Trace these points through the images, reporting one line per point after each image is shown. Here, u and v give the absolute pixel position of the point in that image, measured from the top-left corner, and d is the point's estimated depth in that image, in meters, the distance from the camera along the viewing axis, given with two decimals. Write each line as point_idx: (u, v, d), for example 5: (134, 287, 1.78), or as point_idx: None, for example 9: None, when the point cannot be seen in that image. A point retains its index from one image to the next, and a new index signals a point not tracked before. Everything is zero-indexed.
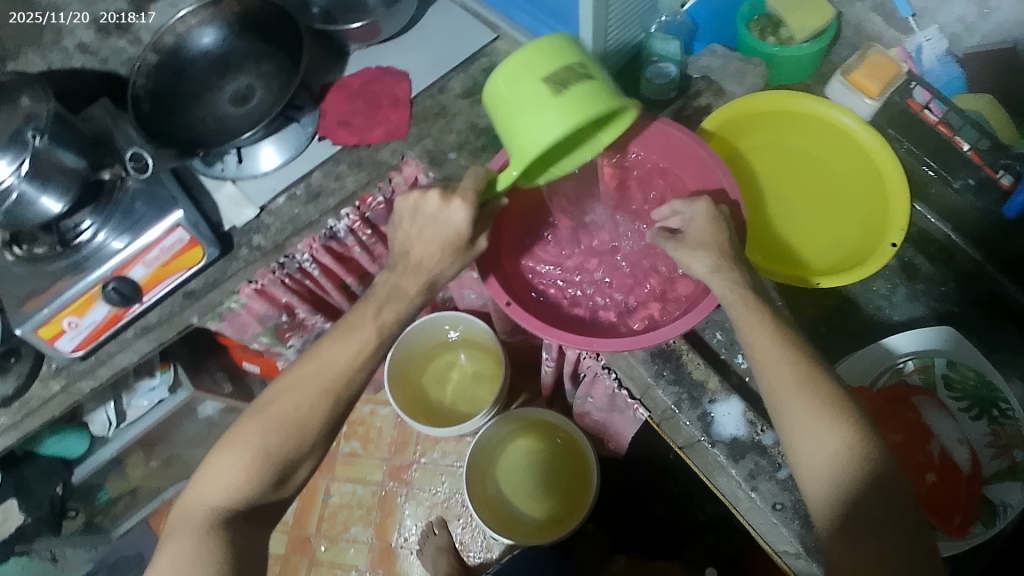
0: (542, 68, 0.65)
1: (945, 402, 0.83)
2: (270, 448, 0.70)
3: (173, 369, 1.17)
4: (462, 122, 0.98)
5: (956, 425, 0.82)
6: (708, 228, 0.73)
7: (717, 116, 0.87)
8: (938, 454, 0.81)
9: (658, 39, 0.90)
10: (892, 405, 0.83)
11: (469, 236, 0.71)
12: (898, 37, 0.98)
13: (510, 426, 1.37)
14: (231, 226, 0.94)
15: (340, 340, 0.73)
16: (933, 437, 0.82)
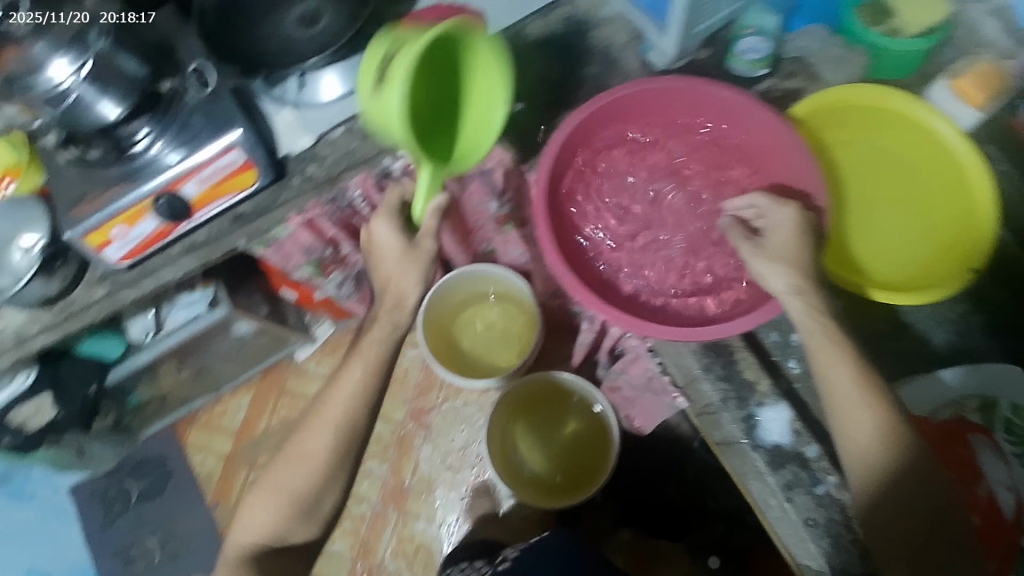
0: (370, 77, 0.76)
1: (1000, 443, 0.88)
2: (291, 486, 0.88)
3: (214, 286, 1.17)
4: (534, 72, 0.93)
5: (1007, 470, 0.87)
6: (793, 244, 0.71)
7: (809, 103, 0.82)
8: (985, 495, 0.86)
9: (755, 12, 0.84)
10: (945, 440, 0.88)
11: (408, 250, 0.84)
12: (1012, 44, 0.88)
13: (535, 387, 1.34)
14: (286, 153, 0.92)
15: (338, 385, 0.88)
16: (983, 479, 0.87)
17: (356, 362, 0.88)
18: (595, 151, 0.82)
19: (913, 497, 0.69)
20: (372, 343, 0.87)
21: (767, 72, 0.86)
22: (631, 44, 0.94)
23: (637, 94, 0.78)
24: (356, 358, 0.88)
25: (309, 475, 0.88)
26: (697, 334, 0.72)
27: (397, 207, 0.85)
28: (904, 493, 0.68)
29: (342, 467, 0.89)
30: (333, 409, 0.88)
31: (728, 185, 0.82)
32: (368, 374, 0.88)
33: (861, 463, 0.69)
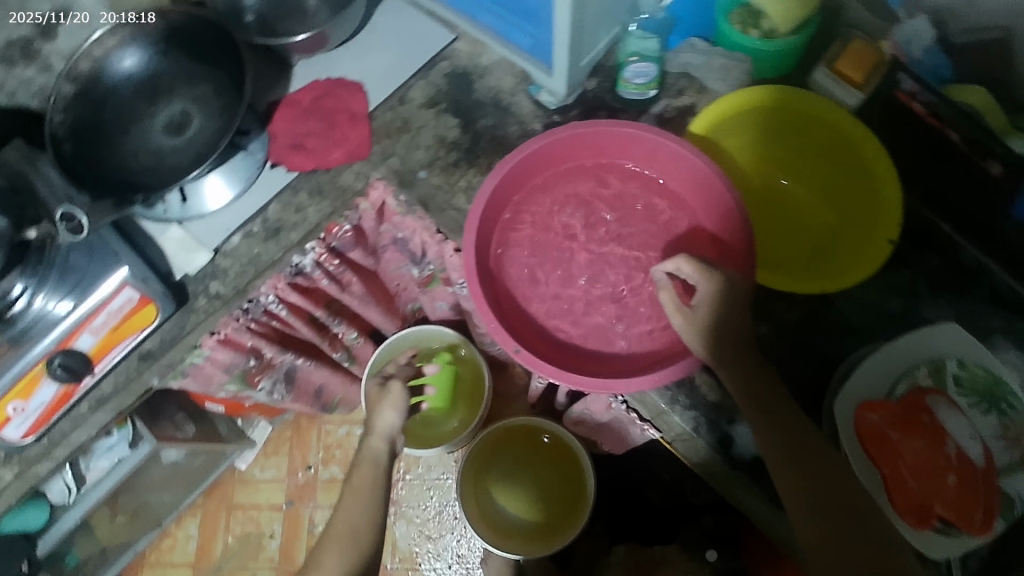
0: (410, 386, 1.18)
1: (957, 399, 0.74)
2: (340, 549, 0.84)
3: (131, 424, 1.09)
4: (430, 135, 0.90)
5: (968, 421, 0.73)
6: (726, 307, 0.70)
7: (703, 119, 0.84)
8: (957, 455, 0.72)
9: (635, 38, 0.86)
10: (904, 414, 0.73)
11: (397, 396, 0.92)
12: (880, 26, 0.89)
13: (495, 438, 1.28)
14: (183, 275, 0.85)
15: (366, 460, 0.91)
16: (948, 436, 0.72)
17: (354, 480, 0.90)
18: (513, 211, 0.80)
19: (817, 473, 0.67)
20: (364, 463, 0.90)
21: (658, 93, 0.87)
22: (520, 87, 0.92)
23: (542, 148, 0.77)
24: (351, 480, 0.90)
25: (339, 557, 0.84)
26: (660, 380, 0.70)
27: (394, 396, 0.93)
28: (793, 468, 0.67)
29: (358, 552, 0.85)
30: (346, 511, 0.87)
31: (652, 221, 0.80)
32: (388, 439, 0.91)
33: (768, 450, 0.69)
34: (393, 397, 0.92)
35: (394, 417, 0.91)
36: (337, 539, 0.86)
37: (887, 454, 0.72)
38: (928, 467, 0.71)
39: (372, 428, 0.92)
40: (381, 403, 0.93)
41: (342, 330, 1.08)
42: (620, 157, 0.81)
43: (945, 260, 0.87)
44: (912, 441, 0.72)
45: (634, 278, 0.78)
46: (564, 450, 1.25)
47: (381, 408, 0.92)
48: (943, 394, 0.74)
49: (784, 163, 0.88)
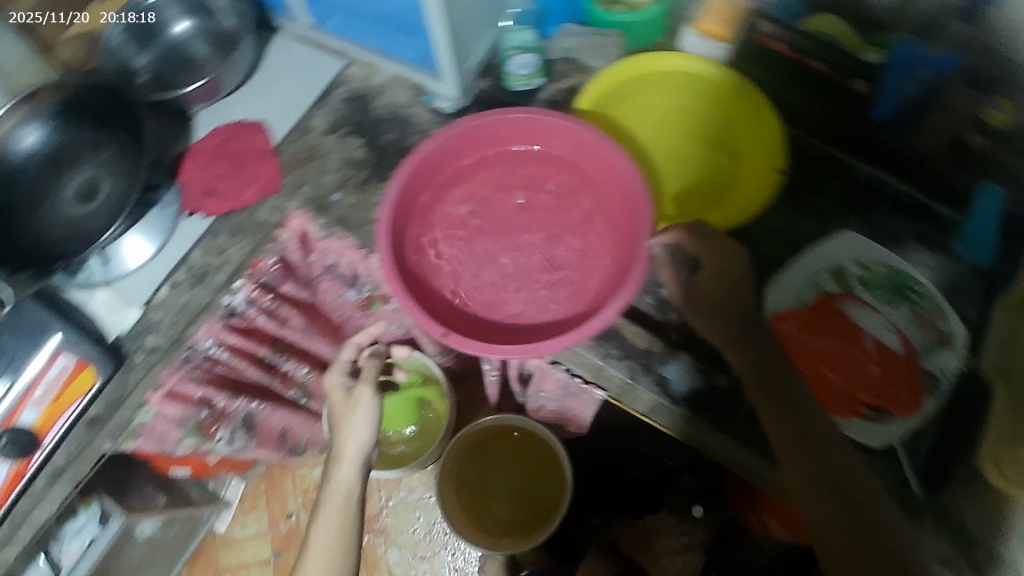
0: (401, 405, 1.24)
1: (866, 298, 0.82)
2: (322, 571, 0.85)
3: (99, 501, 1.10)
4: (337, 158, 0.92)
5: (880, 315, 0.81)
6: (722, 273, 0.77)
7: (588, 95, 0.89)
8: (874, 345, 0.80)
9: (511, 34, 0.91)
10: (819, 319, 0.82)
11: (368, 410, 0.97)
12: None
13: (467, 444, 1.30)
14: (117, 335, 0.85)
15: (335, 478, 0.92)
16: (863, 332, 0.81)
17: (327, 505, 0.90)
18: (423, 211, 0.81)
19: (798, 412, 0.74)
20: (336, 488, 0.91)
21: (545, 80, 0.92)
22: (417, 99, 0.96)
23: (439, 145, 0.79)
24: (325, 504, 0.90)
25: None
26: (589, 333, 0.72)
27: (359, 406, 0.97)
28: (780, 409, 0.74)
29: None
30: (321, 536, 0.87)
31: (560, 195, 0.81)
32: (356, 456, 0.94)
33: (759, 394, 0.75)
34: (360, 410, 0.96)
35: (365, 433, 0.95)
36: (316, 569, 0.85)
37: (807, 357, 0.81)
38: (847, 360, 0.80)
39: (341, 452, 0.94)
40: (347, 420, 0.96)
41: (292, 367, 1.09)
42: (511, 140, 0.82)
43: (843, 180, 0.95)
44: (827, 341, 0.81)
45: (552, 252, 0.79)
46: (536, 443, 1.28)
47: (348, 424, 0.96)
48: (854, 296, 0.82)
49: (672, 123, 0.93)
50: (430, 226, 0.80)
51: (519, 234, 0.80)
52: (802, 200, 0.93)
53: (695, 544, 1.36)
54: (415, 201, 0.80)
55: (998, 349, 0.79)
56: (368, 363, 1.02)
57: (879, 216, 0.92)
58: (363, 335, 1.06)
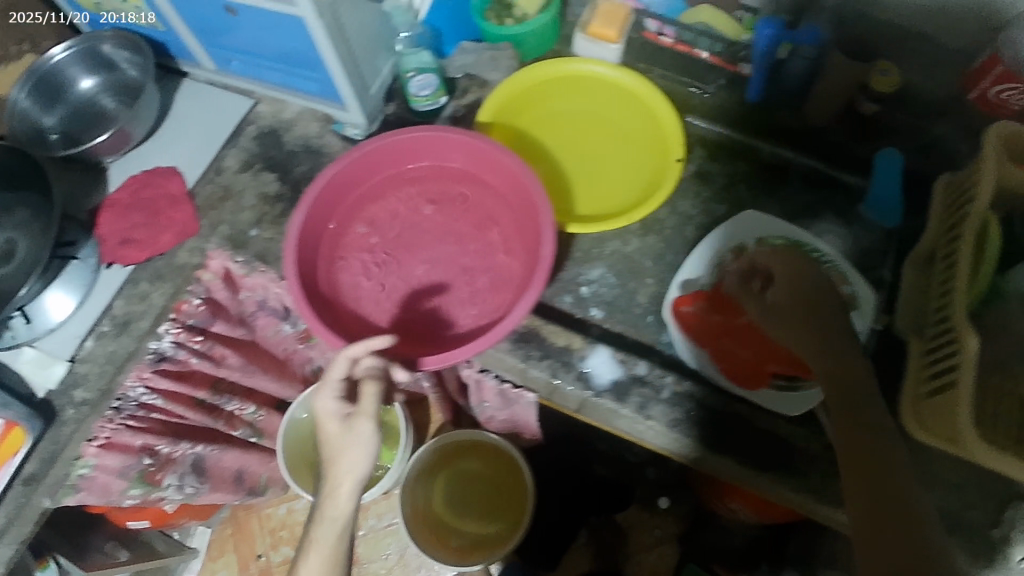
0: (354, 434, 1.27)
1: None
2: None
3: (55, 562, 1.05)
4: (252, 195, 0.94)
5: None
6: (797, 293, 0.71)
7: (489, 107, 0.92)
8: None
9: (408, 56, 0.92)
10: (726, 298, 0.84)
11: (364, 443, 0.69)
12: None
13: (429, 464, 1.30)
14: (46, 391, 0.86)
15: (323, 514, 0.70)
16: None
17: (316, 553, 0.69)
18: (333, 236, 0.83)
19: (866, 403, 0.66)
20: (327, 522, 0.69)
21: (447, 98, 0.95)
22: (326, 129, 0.98)
23: (341, 172, 0.82)
24: (312, 551, 0.69)
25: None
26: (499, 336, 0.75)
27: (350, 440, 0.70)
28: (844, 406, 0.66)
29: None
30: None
31: (466, 206, 0.85)
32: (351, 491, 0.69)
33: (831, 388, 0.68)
34: (357, 445, 0.69)
35: (363, 468, 0.69)
36: None
37: (714, 339, 0.83)
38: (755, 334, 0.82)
39: (331, 487, 0.69)
40: (342, 455, 0.69)
41: (237, 407, 1.09)
42: (415, 158, 0.86)
43: (746, 162, 0.97)
44: (734, 318, 0.83)
45: (463, 262, 0.82)
46: (496, 453, 1.29)
47: (342, 461, 0.69)
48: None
49: (576, 126, 0.95)
50: (341, 250, 0.83)
51: (428, 248, 0.83)
52: (711, 186, 0.96)
53: (669, 536, 1.37)
54: (327, 223, 0.83)
55: (907, 304, 0.86)
56: (364, 389, 0.71)
57: (782, 193, 0.96)
58: (362, 343, 0.72)
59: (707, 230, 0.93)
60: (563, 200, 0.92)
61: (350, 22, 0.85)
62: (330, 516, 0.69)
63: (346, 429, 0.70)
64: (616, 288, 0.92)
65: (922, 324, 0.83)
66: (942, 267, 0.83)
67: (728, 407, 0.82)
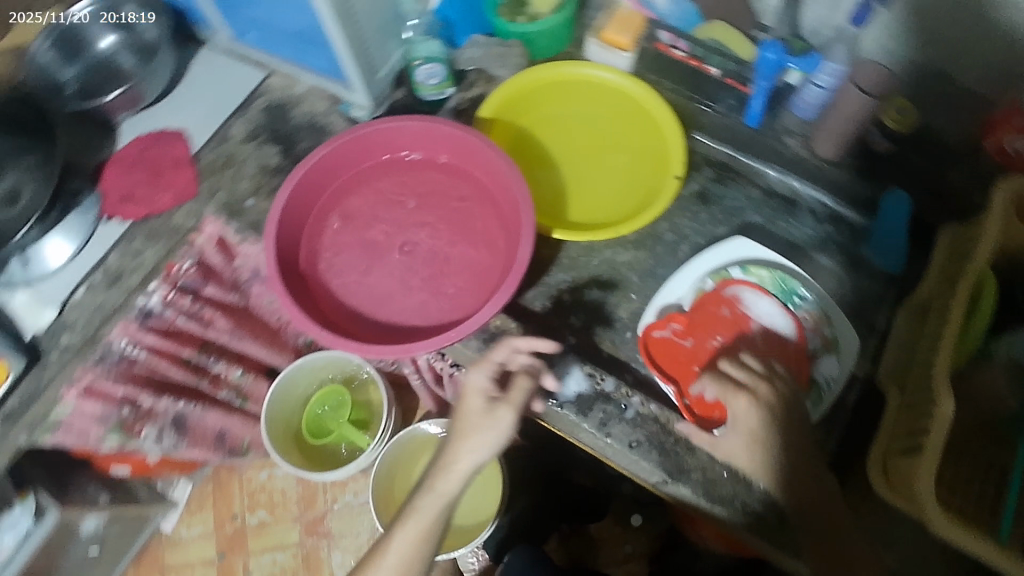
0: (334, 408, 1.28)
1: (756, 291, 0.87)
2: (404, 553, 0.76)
3: (34, 496, 1.09)
4: (253, 166, 0.96)
5: (770, 306, 0.87)
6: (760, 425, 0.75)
7: (490, 103, 0.93)
8: (762, 331, 0.86)
9: (418, 44, 0.93)
10: (705, 316, 0.87)
11: (506, 428, 0.76)
12: None
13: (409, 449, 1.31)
14: (34, 334, 0.89)
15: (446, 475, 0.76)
16: (751, 320, 0.87)
17: (415, 517, 0.76)
18: (319, 216, 0.85)
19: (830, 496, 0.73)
20: (444, 488, 0.76)
21: (453, 89, 0.96)
22: (333, 108, 0.99)
23: (331, 153, 0.84)
24: (414, 513, 0.76)
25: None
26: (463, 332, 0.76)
27: (484, 419, 0.76)
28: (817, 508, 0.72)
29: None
30: (401, 545, 0.76)
31: (452, 200, 0.86)
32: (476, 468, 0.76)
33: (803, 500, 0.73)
34: (491, 430, 0.75)
35: (489, 451, 0.76)
36: (398, 556, 0.76)
37: (685, 364, 0.86)
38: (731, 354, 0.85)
39: (455, 460, 0.76)
40: (472, 433, 0.76)
41: (223, 369, 1.11)
42: (408, 148, 0.87)
43: (746, 188, 0.96)
44: (711, 338, 0.86)
45: (442, 256, 0.84)
46: None
47: (472, 437, 0.75)
48: (744, 284, 0.88)
49: (577, 131, 0.95)
50: (325, 230, 0.85)
51: (411, 239, 0.85)
52: (710, 207, 0.95)
53: (638, 554, 1.31)
54: (314, 203, 0.85)
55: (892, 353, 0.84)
56: (516, 380, 0.78)
57: (779, 224, 0.94)
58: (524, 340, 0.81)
59: (698, 252, 0.92)
60: (556, 205, 0.92)
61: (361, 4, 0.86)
62: (440, 488, 0.76)
63: (486, 409, 0.77)
64: (598, 299, 0.91)
65: (905, 377, 0.81)
66: (934, 319, 0.80)
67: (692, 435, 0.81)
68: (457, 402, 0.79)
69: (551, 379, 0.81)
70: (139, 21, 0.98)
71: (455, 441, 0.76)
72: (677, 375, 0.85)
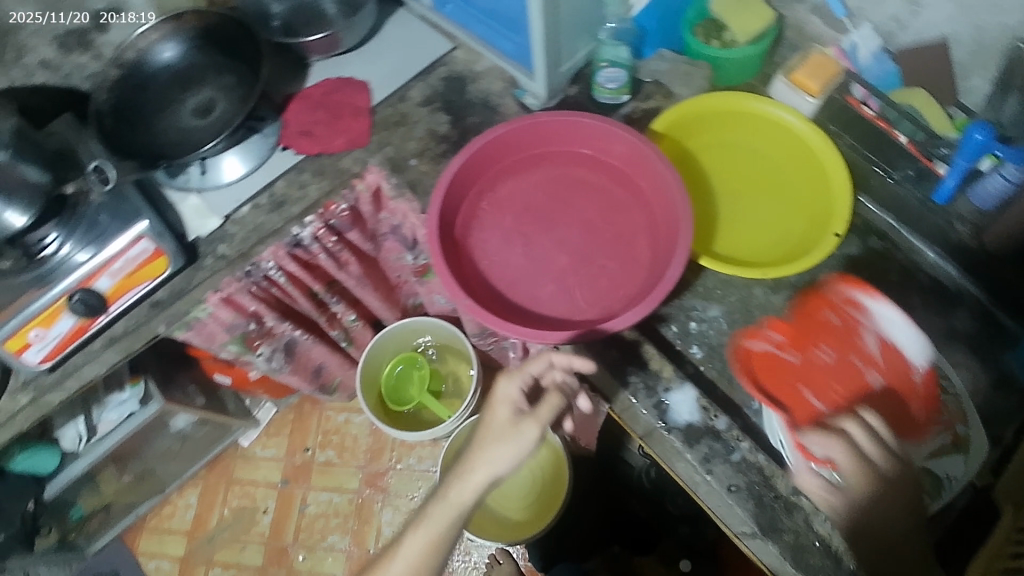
0: (414, 375, 1.33)
1: (870, 306, 0.82)
2: (412, 561, 0.74)
3: (144, 383, 1.17)
4: (423, 129, 1.00)
5: (881, 316, 0.82)
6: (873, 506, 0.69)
7: (664, 118, 0.92)
8: (875, 343, 0.81)
9: (608, 46, 0.94)
10: (815, 325, 0.84)
11: (529, 441, 0.75)
12: (836, 37, 0.97)
13: None
14: (196, 237, 0.96)
15: (460, 483, 0.74)
16: (863, 326, 0.82)
17: (427, 523, 0.74)
18: (483, 187, 0.88)
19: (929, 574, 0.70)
20: (455, 498, 0.74)
21: (629, 97, 0.97)
22: (508, 91, 1.02)
23: (509, 132, 0.86)
24: (424, 522, 0.75)
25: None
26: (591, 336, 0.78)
27: (506, 426, 0.76)
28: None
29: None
30: (409, 553, 0.74)
31: (608, 204, 0.87)
32: (491, 479, 0.74)
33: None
34: (513, 441, 0.74)
35: (508, 462, 0.74)
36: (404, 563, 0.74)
37: (791, 383, 0.82)
38: (842, 367, 0.82)
39: (470, 469, 0.74)
40: (493, 445, 0.74)
41: (340, 310, 1.17)
42: (578, 145, 0.89)
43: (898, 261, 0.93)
44: (817, 349, 0.83)
45: (588, 256, 0.85)
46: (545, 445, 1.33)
47: (491, 449, 0.74)
48: (856, 294, 0.83)
49: (743, 166, 0.95)
50: (484, 204, 0.88)
51: (563, 232, 0.87)
52: (859, 272, 0.92)
53: None
54: (481, 176, 0.88)
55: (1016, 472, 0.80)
56: (546, 397, 0.78)
57: (928, 307, 0.91)
58: (564, 355, 0.81)
59: None
60: (705, 232, 0.92)
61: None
62: (453, 497, 0.74)
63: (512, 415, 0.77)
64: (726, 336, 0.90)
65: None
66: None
67: (793, 495, 0.79)
68: (485, 415, 0.77)
69: (582, 400, 0.88)
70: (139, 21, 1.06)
71: (473, 446, 0.75)
72: (780, 395, 0.82)
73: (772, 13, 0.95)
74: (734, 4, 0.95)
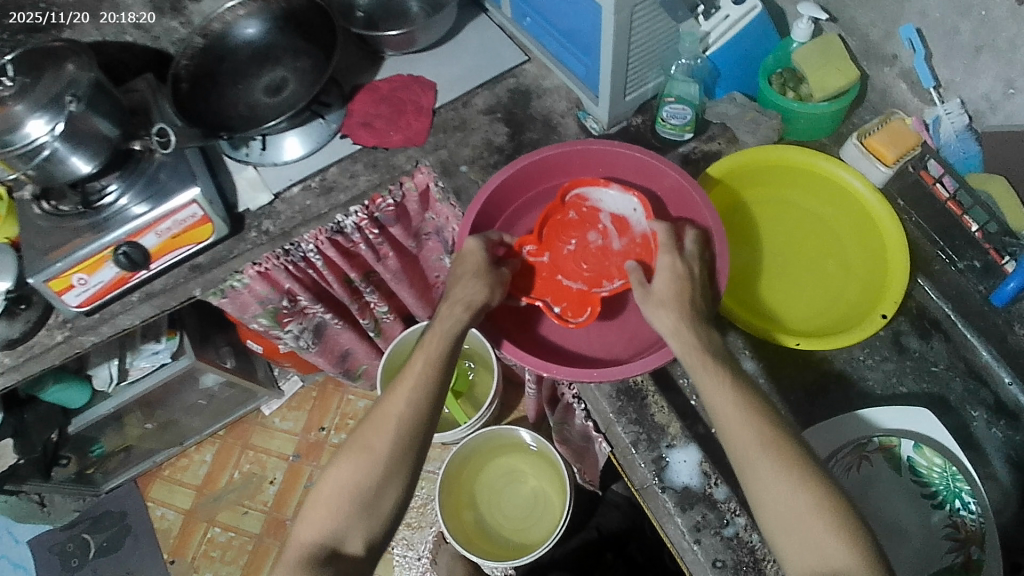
0: None
1: (611, 187, 0.81)
2: (419, 376, 0.72)
3: (179, 337, 1.20)
4: (479, 138, 0.99)
5: (616, 198, 0.81)
6: (672, 286, 0.72)
7: (724, 163, 0.88)
8: (608, 220, 0.81)
9: (679, 82, 0.91)
10: (555, 227, 0.81)
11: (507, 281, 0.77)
12: (921, 107, 0.92)
13: (480, 454, 1.36)
14: (245, 209, 0.98)
15: (462, 286, 0.74)
16: (593, 201, 0.82)
17: (431, 333, 0.73)
18: (522, 207, 0.88)
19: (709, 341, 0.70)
20: (452, 306, 0.74)
21: (692, 135, 0.92)
22: (571, 111, 1.01)
23: (556, 155, 0.85)
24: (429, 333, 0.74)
25: (405, 459, 0.70)
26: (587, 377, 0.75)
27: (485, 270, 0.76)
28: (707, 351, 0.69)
29: (413, 455, 0.70)
30: (418, 366, 0.72)
31: None
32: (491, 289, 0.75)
33: (694, 352, 0.69)
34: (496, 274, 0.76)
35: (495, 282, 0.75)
36: (414, 378, 0.72)
37: (552, 283, 0.79)
38: (576, 257, 0.80)
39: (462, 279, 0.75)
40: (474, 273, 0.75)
41: (374, 300, 1.18)
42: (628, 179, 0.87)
43: (953, 353, 0.87)
44: (564, 244, 0.80)
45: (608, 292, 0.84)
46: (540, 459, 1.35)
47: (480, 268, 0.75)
48: (590, 186, 0.82)
49: (794, 226, 0.91)
50: (520, 225, 0.88)
51: None
52: (903, 358, 0.87)
53: None
54: (525, 194, 0.88)
55: None
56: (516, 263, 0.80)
57: (975, 408, 0.85)
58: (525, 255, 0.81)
59: (867, 400, 0.86)
60: (746, 286, 0.88)
61: (642, 28, 0.85)
62: (453, 304, 0.74)
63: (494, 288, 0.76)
64: None
65: None
66: None
67: None
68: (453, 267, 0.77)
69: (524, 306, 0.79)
70: (139, 21, 1.03)
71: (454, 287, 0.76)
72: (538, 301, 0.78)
73: (857, 71, 0.91)
74: (820, 59, 0.91)
